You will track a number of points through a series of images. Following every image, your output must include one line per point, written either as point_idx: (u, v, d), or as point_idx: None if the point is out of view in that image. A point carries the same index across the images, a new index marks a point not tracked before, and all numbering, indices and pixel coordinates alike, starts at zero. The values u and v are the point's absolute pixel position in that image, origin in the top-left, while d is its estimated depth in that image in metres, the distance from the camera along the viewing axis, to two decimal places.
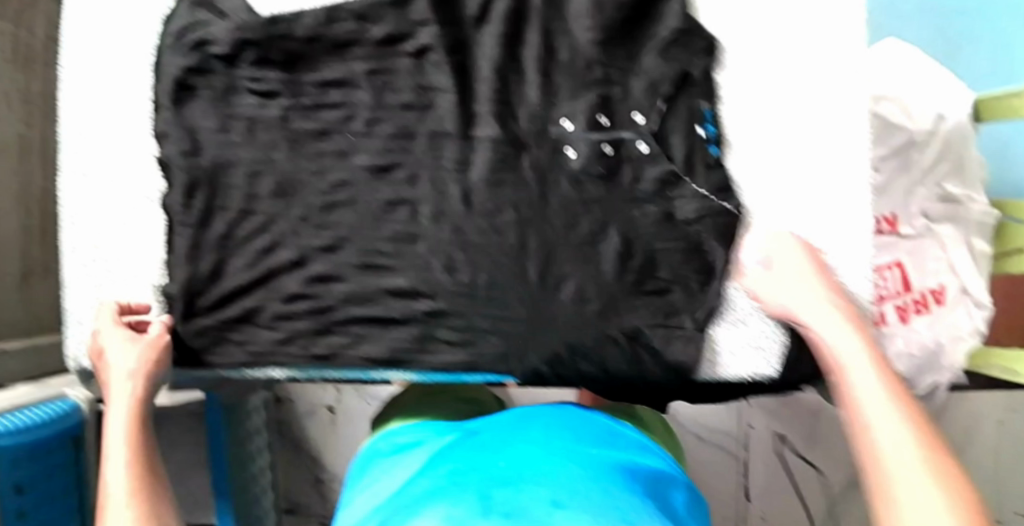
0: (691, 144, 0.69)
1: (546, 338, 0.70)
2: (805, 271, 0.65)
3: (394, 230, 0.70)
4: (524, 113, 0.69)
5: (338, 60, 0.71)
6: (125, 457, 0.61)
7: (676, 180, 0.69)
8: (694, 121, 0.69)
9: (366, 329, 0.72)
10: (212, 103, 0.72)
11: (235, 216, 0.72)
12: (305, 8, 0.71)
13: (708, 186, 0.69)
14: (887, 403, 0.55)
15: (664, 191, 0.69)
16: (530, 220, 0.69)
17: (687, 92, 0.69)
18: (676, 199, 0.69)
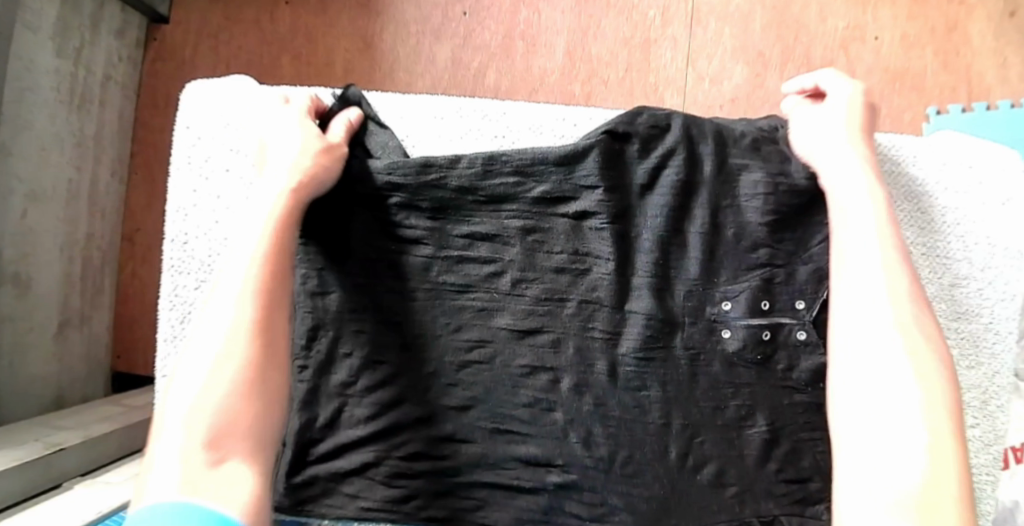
0: None
1: (684, 522, 0.66)
2: (897, 293, 0.57)
3: (531, 396, 0.67)
4: (683, 288, 0.70)
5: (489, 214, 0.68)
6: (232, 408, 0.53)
7: None
8: None
9: (487, 495, 0.67)
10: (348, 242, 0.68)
11: (360, 364, 0.67)
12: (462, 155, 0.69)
13: None
14: (937, 453, 0.48)
15: (818, 382, 0.69)
16: (672, 402, 0.68)
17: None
18: None
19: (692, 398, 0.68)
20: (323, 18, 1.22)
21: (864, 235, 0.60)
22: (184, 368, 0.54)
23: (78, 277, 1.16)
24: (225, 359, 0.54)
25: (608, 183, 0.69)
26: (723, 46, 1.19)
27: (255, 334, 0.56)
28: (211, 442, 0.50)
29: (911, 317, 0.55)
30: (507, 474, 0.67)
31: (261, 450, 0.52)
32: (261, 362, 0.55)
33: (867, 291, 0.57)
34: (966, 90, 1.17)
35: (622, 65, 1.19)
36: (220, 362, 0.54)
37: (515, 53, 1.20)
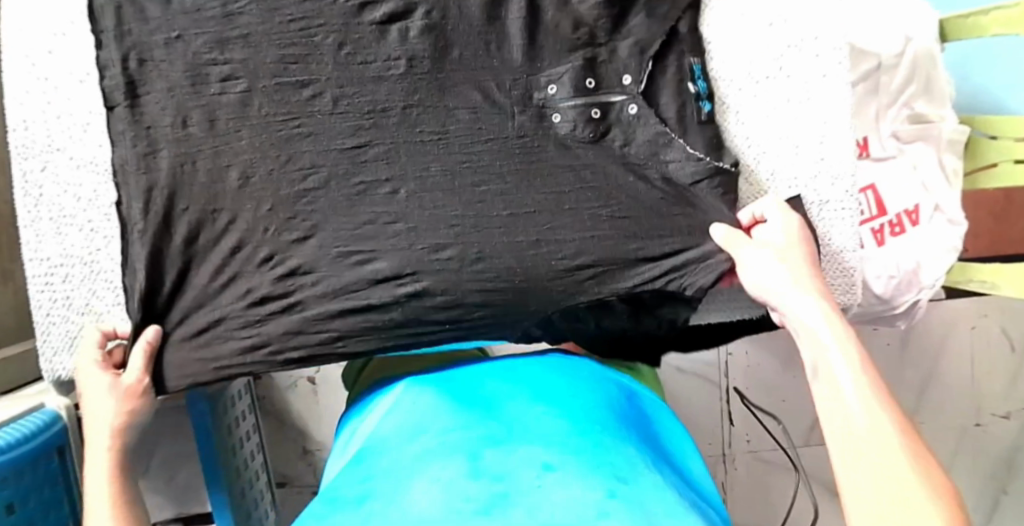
0: (683, 102, 0.69)
1: (540, 305, 0.69)
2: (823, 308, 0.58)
3: (373, 211, 0.68)
4: (507, 78, 0.68)
5: (297, 34, 0.68)
6: (105, 468, 0.63)
7: (668, 139, 0.68)
8: (684, 77, 0.69)
9: (349, 319, 0.69)
10: (165, 96, 0.69)
11: (202, 215, 0.69)
12: None
13: (701, 144, 0.68)
14: (893, 457, 0.46)
15: (656, 152, 0.68)
16: (514, 190, 0.68)
17: (677, 47, 0.69)
18: (670, 160, 0.68)
19: (531, 188, 0.68)
20: None
21: (775, 236, 0.64)
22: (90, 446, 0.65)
23: None
24: (98, 466, 0.63)
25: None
26: None
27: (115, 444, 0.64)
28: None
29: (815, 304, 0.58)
30: (361, 295, 0.68)
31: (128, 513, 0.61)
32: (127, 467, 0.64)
33: (795, 304, 0.59)
34: None
35: None
36: (99, 461, 0.63)
37: None
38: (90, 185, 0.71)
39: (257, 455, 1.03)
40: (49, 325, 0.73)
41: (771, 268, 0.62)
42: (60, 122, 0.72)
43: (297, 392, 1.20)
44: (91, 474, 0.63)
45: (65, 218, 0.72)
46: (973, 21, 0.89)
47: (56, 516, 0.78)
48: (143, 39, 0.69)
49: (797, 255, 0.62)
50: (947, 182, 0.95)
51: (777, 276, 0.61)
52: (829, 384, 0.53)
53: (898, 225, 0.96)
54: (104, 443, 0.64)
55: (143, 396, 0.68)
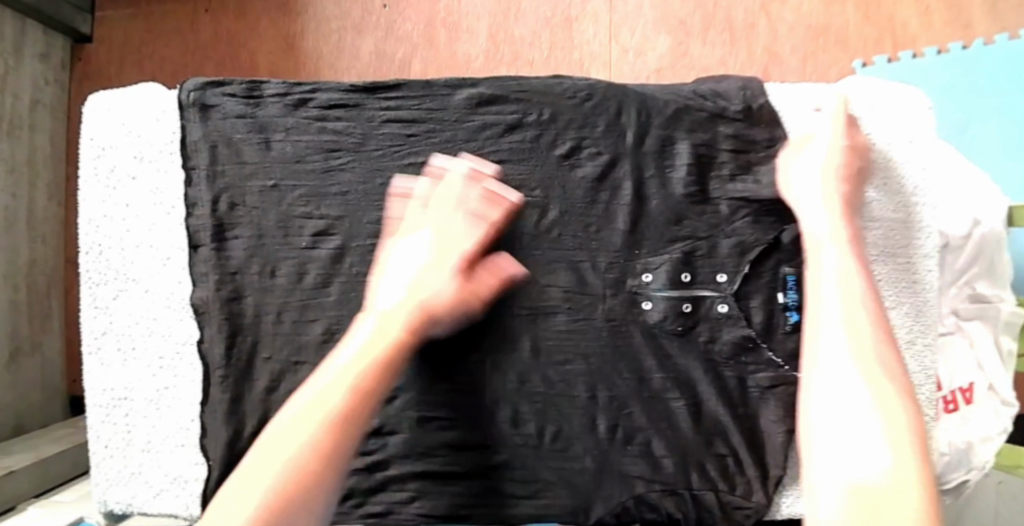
0: (771, 309, 0.68)
1: (615, 490, 0.67)
2: (846, 273, 0.59)
3: (455, 379, 0.67)
4: (603, 257, 0.68)
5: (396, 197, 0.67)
6: (327, 408, 0.55)
7: (752, 344, 0.68)
8: (775, 287, 0.69)
9: (422, 486, 0.67)
10: (255, 242, 0.68)
11: (282, 368, 0.67)
12: (366, 134, 0.69)
13: (783, 353, 0.68)
14: (898, 472, 0.48)
15: (739, 355, 0.68)
16: (598, 372, 0.68)
17: (775, 257, 0.69)
18: (749, 364, 0.68)
19: (617, 373, 0.68)
20: (244, 23, 1.22)
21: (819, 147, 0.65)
22: (338, 356, 0.59)
23: (25, 302, 1.16)
24: (326, 394, 0.56)
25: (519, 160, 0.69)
26: (643, 18, 1.20)
27: (362, 388, 0.56)
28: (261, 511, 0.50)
29: (836, 275, 0.59)
30: (438, 462, 0.67)
31: (317, 493, 0.53)
32: (353, 419, 0.55)
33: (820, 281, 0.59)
34: (891, 40, 1.19)
35: (544, 45, 1.19)
36: (325, 408, 0.55)
37: (436, 41, 1.19)
38: (166, 320, 0.69)
39: None
40: (106, 456, 0.69)
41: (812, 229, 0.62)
42: (140, 251, 0.69)
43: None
44: (297, 412, 0.55)
45: (135, 351, 0.69)
46: None
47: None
48: (240, 183, 0.68)
49: (847, 266, 0.59)
50: (1001, 360, 0.97)
51: (811, 212, 0.63)
52: (825, 320, 0.58)
53: (953, 403, 0.94)
54: (347, 380, 0.56)
55: (454, 310, 0.63)
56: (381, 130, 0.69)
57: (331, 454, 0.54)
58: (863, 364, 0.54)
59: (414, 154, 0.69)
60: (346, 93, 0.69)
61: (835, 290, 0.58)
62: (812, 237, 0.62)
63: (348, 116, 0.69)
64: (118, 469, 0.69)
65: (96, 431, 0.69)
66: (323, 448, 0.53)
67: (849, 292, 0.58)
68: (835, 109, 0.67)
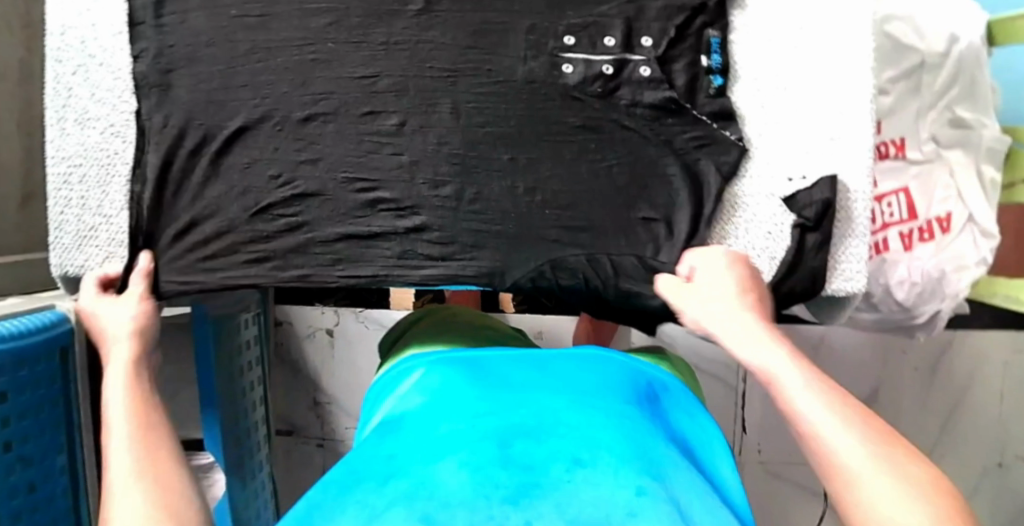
0: (695, 74, 0.67)
1: (532, 253, 0.68)
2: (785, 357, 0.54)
3: (376, 141, 0.69)
4: (525, 21, 0.67)
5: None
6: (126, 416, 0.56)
7: (676, 106, 0.67)
8: (701, 51, 0.67)
9: (345, 247, 0.69)
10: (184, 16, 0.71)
11: (213, 133, 0.71)
12: None
13: (708, 113, 0.67)
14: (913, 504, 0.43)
15: (660, 118, 0.67)
16: (519, 135, 0.68)
17: (698, 19, 0.67)
18: (670, 127, 0.68)
19: (536, 137, 0.68)
20: None
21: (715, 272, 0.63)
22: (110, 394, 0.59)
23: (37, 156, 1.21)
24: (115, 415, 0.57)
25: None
26: None
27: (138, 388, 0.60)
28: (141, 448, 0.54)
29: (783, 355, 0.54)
30: (360, 222, 0.69)
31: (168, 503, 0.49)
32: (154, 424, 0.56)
33: (714, 285, 0.62)
34: None
35: None
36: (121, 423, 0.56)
37: None
38: (114, 91, 0.72)
39: (257, 387, 1.04)
40: (62, 220, 0.73)
41: (713, 276, 0.63)
42: (91, 21, 0.72)
43: (314, 343, 1.24)
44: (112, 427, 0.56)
45: (89, 119, 0.72)
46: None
47: (49, 414, 0.75)
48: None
49: (729, 275, 0.62)
50: (984, 192, 0.92)
51: (723, 316, 0.59)
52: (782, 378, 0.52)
53: (928, 231, 0.92)
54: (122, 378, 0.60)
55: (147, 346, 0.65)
56: None
57: (153, 424, 0.56)
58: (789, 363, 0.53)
59: None
60: None
61: (738, 316, 0.58)
62: (729, 331, 0.58)
63: None
64: (73, 233, 0.73)
65: (53, 197, 0.73)
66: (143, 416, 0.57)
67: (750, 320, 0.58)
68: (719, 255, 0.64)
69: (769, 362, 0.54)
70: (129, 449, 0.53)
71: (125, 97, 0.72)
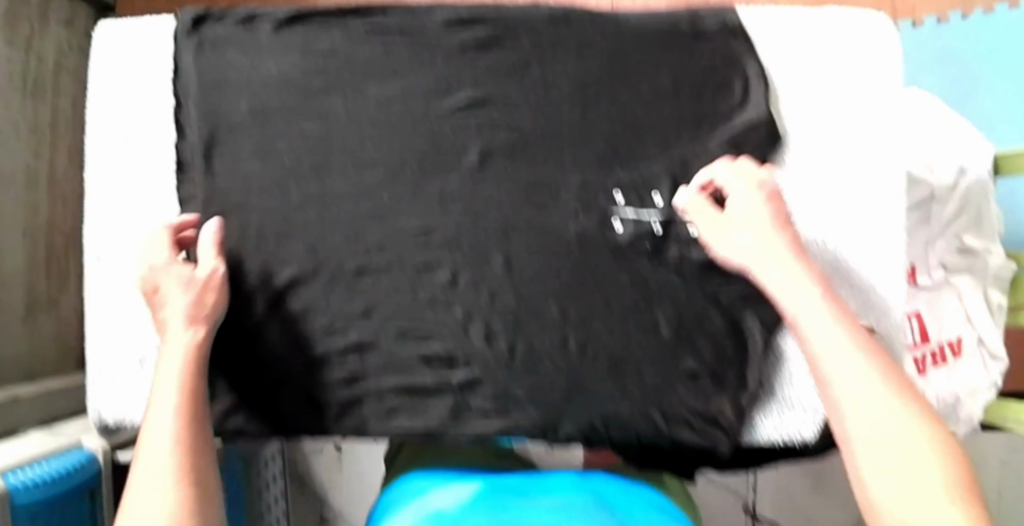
0: None
1: (584, 407, 0.69)
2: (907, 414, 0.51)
3: (430, 293, 0.70)
4: (575, 179, 0.69)
5: (378, 118, 0.70)
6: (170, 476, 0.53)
7: (725, 264, 0.69)
8: None
9: (399, 399, 0.70)
10: (233, 165, 0.71)
11: (263, 282, 0.70)
12: (338, 52, 0.71)
13: None
14: None
15: (709, 275, 0.69)
16: (571, 290, 0.69)
17: None
18: (721, 284, 0.70)
19: (587, 292, 0.69)
20: None
21: (766, 240, 0.60)
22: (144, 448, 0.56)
23: (42, 259, 1.23)
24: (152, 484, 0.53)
25: (494, 79, 0.69)
26: None
27: (189, 404, 0.58)
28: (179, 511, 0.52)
29: (901, 409, 0.51)
30: (415, 375, 0.70)
31: None
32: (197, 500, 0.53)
33: (750, 213, 0.62)
34: (891, 6, 1.23)
35: None
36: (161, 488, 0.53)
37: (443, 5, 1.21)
38: None
39: None
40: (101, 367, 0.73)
41: (743, 192, 0.63)
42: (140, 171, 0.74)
43: (322, 458, 1.21)
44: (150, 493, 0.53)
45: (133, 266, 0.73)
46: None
47: None
48: (220, 107, 0.71)
49: (748, 170, 0.64)
50: (991, 316, 0.96)
51: (823, 329, 0.55)
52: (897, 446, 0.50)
53: (940, 355, 0.96)
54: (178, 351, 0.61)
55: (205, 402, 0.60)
56: (355, 48, 0.70)
57: (197, 468, 0.55)
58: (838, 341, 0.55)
59: (390, 72, 0.70)
60: (328, 16, 0.71)
61: (780, 265, 0.59)
62: (824, 352, 0.55)
63: (329, 35, 0.71)
64: (114, 382, 0.72)
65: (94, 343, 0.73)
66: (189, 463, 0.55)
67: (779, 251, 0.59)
68: (760, 191, 0.62)
69: (882, 425, 0.51)
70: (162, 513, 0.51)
71: None
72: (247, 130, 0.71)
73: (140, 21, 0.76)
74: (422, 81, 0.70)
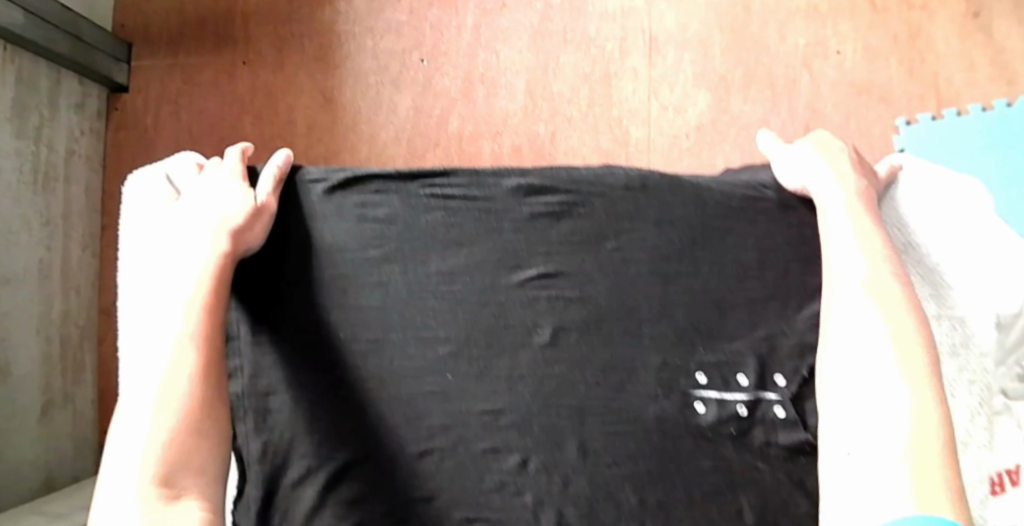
0: None
1: None
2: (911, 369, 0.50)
3: (498, 478, 0.65)
4: (653, 359, 0.66)
5: (442, 290, 0.67)
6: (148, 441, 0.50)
7: (811, 448, 0.66)
8: None
9: None
10: (286, 338, 0.67)
11: (318, 460, 0.65)
12: (399, 221, 0.68)
13: None
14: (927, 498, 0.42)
15: (795, 458, 0.66)
16: (649, 476, 0.65)
17: None
18: (807, 469, 0.66)
19: (666, 478, 0.65)
20: (278, 74, 1.18)
21: (842, 226, 0.62)
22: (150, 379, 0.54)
23: (57, 355, 1.15)
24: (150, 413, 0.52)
25: (561, 254, 0.68)
26: (684, 74, 1.17)
27: (202, 376, 0.54)
28: (165, 472, 0.49)
29: (904, 340, 0.52)
30: None
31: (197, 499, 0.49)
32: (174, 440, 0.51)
33: (848, 256, 0.59)
34: (935, 96, 1.17)
35: (584, 101, 1.16)
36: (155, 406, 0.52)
37: (475, 93, 1.16)
38: None
39: None
40: None
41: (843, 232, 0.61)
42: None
43: None
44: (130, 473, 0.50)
45: None
46: None
47: None
48: (268, 274, 0.67)
49: (864, 229, 0.61)
50: None
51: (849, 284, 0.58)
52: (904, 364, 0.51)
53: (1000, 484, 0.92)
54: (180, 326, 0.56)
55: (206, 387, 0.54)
56: (416, 217, 0.69)
57: (193, 456, 0.51)
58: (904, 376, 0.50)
59: (455, 243, 0.68)
60: (387, 181, 0.70)
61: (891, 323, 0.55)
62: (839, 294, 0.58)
63: (390, 202, 0.69)
64: None
65: None
66: (185, 431, 0.51)
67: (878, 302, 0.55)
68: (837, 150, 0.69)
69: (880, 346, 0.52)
70: (144, 468, 0.49)
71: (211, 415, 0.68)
72: (303, 300, 0.67)
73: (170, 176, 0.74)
74: (490, 253, 0.68)
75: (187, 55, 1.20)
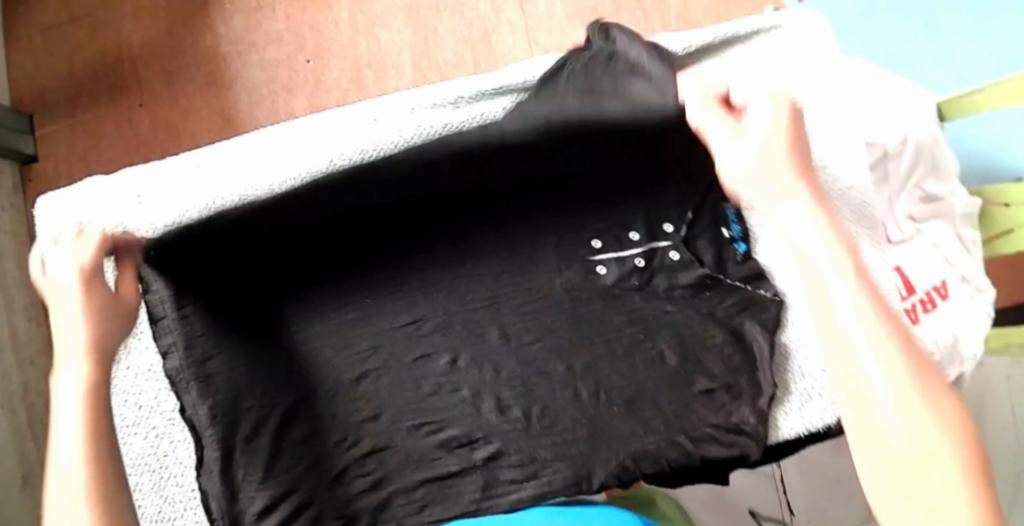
0: (720, 246, 0.72)
1: (611, 452, 0.68)
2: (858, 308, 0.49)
3: (434, 382, 0.69)
4: (553, 239, 0.72)
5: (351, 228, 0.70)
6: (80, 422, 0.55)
7: (710, 281, 0.71)
8: (719, 223, 0.72)
9: (427, 493, 0.68)
10: (212, 305, 0.69)
11: (266, 410, 0.68)
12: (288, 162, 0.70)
13: (740, 277, 0.71)
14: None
15: (701, 293, 0.71)
16: (571, 345, 0.70)
17: (712, 199, 0.73)
18: (712, 299, 0.71)
19: (586, 341, 0.70)
20: (178, 109, 1.22)
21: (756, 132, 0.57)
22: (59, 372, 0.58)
23: (27, 425, 1.14)
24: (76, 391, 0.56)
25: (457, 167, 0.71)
26: (558, 17, 1.23)
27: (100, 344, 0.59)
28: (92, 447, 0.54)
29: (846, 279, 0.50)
30: (438, 465, 0.68)
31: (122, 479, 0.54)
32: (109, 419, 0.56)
33: (765, 174, 0.56)
34: None
35: (469, 63, 1.22)
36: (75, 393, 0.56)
37: (366, 81, 1.21)
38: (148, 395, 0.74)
39: None
40: None
41: (758, 161, 0.56)
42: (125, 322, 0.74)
43: None
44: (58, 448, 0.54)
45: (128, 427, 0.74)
46: (971, 99, 0.93)
47: None
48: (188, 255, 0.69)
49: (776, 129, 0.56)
50: (969, 253, 0.99)
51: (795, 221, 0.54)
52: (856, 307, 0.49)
53: (930, 302, 0.97)
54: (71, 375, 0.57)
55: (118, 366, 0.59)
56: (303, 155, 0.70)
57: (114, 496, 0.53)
58: (875, 342, 0.48)
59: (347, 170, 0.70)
60: None
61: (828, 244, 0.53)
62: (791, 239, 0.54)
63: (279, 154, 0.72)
64: None
65: None
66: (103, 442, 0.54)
67: (828, 238, 0.52)
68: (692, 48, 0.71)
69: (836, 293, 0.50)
70: (72, 485, 0.52)
71: (156, 396, 0.74)
72: (225, 272, 0.70)
73: (79, 191, 0.76)
74: (385, 173, 0.70)
75: (86, 111, 1.25)
